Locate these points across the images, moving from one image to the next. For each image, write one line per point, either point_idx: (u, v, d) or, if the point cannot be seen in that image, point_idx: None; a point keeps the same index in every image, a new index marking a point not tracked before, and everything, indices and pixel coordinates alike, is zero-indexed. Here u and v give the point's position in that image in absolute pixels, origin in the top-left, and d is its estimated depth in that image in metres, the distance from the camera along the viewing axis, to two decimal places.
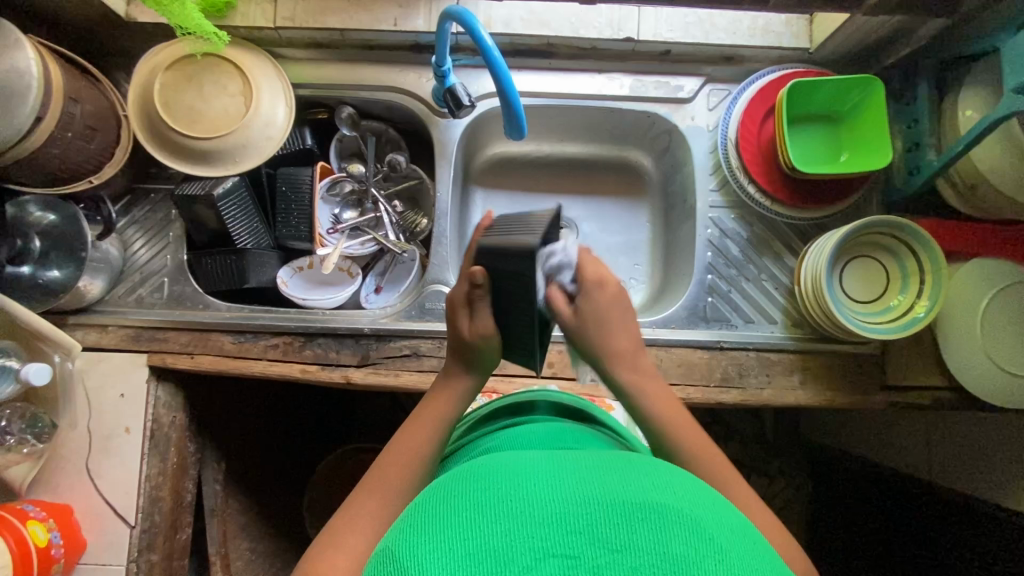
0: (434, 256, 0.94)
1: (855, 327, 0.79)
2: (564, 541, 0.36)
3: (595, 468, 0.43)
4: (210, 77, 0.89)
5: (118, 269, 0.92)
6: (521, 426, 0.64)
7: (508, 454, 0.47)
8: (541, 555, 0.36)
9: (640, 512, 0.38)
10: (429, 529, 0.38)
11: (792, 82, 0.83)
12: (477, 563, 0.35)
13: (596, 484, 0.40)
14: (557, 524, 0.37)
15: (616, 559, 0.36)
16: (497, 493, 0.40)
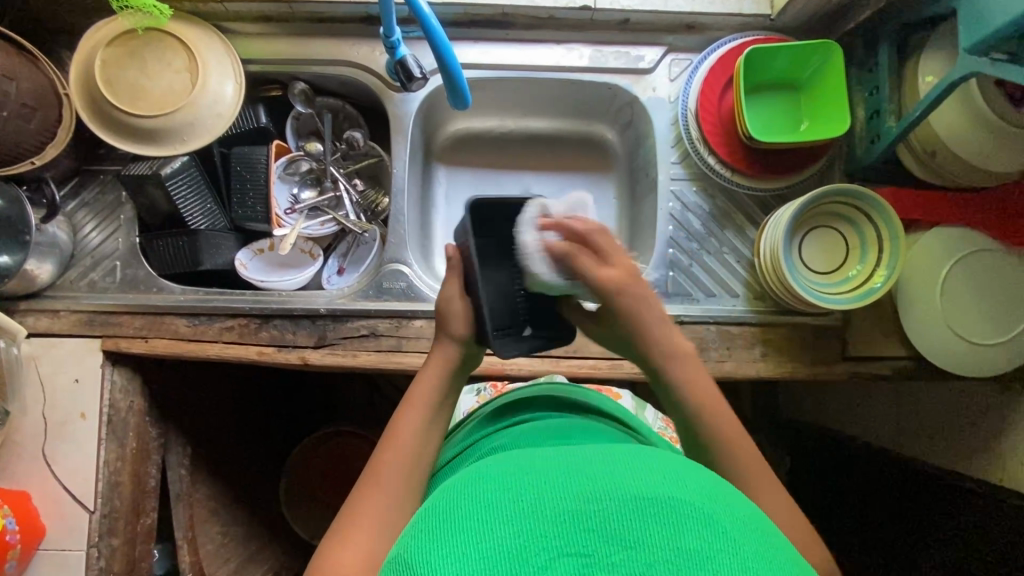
0: (392, 235, 0.93)
1: (812, 298, 0.79)
2: (575, 541, 0.41)
3: (601, 467, 0.47)
4: (153, 53, 0.86)
5: (69, 253, 0.90)
6: (525, 425, 0.67)
7: (517, 457, 0.52)
8: (557, 554, 0.40)
9: (646, 509, 0.43)
10: (444, 536, 0.43)
11: (749, 49, 0.82)
12: (493, 564, 0.40)
13: (602, 486, 0.45)
14: (569, 526, 0.42)
15: (631, 555, 0.40)
16: (507, 498, 0.45)
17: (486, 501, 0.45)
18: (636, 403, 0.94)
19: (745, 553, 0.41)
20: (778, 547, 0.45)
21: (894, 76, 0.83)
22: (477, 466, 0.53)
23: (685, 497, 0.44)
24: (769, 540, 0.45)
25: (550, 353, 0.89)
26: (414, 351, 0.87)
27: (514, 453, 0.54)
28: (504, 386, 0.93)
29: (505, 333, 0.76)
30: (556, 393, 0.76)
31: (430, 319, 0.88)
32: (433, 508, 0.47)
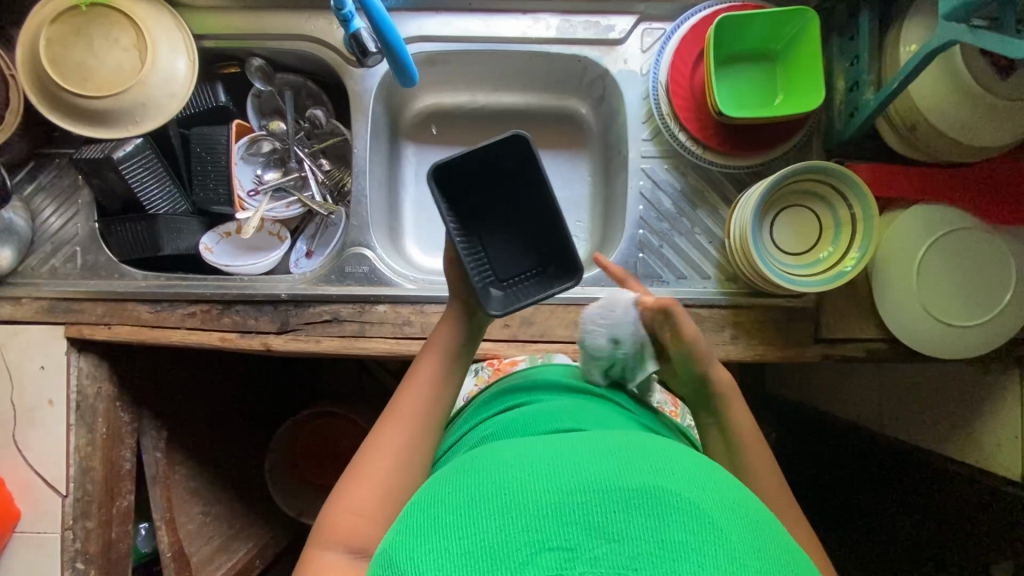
0: (354, 217, 0.90)
1: (780, 281, 0.77)
2: (558, 535, 0.41)
3: (586, 457, 0.47)
4: (99, 30, 0.83)
5: (28, 239, 0.89)
6: (521, 409, 0.66)
7: (506, 447, 0.52)
8: (538, 550, 0.41)
9: (630, 500, 0.42)
10: (427, 535, 0.43)
11: (720, 17, 0.77)
12: (474, 562, 0.40)
13: (586, 477, 0.44)
14: (552, 520, 0.42)
15: (614, 549, 0.40)
16: (491, 492, 0.45)
17: (471, 498, 0.45)
18: None
19: (732, 546, 0.41)
20: (771, 533, 0.44)
21: (874, 45, 0.79)
22: (465, 459, 0.53)
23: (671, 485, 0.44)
24: (759, 527, 0.44)
25: (516, 337, 0.87)
26: (379, 335, 0.86)
27: (504, 442, 0.54)
28: (505, 365, 0.84)
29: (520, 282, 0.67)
30: (553, 371, 0.75)
31: (394, 304, 0.87)
32: (420, 503, 0.48)
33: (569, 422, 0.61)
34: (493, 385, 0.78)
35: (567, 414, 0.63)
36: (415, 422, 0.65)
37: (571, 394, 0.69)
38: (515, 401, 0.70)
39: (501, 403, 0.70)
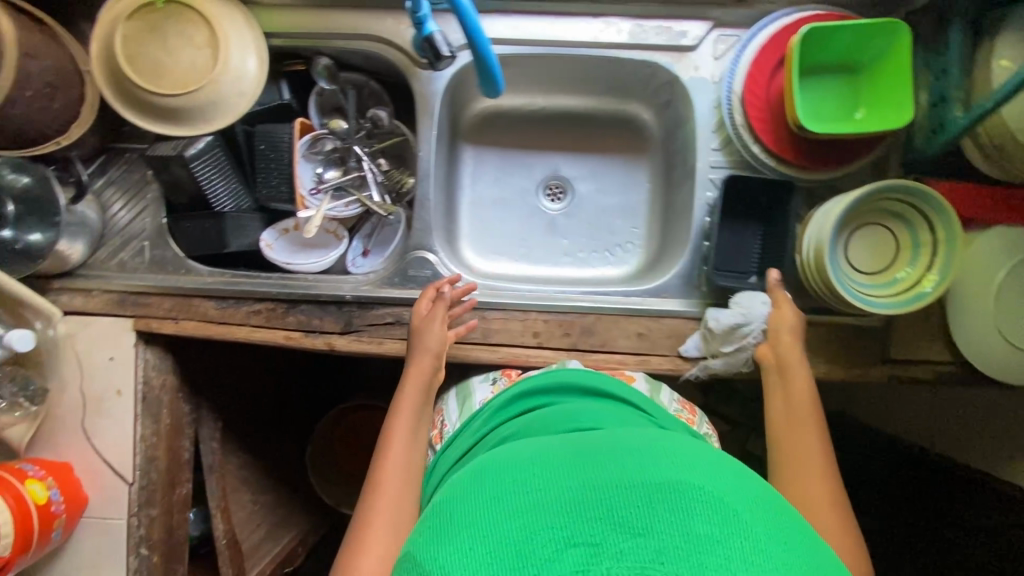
0: (418, 221, 0.91)
1: (857, 301, 0.75)
2: (583, 531, 0.43)
3: (606, 457, 0.49)
4: (173, 27, 0.82)
5: (98, 232, 0.91)
6: (542, 411, 0.68)
7: (525, 447, 0.54)
8: (564, 547, 0.42)
9: (651, 496, 0.44)
10: (455, 533, 0.45)
11: (806, 27, 0.75)
12: (502, 558, 0.42)
13: (607, 475, 0.46)
14: (576, 516, 0.44)
15: (639, 543, 0.42)
16: (513, 491, 0.47)
17: (495, 497, 0.47)
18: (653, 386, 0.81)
19: (755, 540, 0.42)
20: (789, 523, 0.46)
21: (965, 61, 0.76)
22: (486, 457, 0.55)
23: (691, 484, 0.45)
24: (778, 521, 0.45)
25: (576, 346, 0.86)
26: None
27: (522, 441, 0.56)
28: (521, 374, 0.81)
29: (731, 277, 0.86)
30: (576, 371, 0.76)
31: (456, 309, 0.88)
32: (448, 503, 0.50)
33: (586, 423, 0.63)
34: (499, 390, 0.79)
35: (587, 414, 0.65)
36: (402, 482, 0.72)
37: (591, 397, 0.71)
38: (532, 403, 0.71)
39: (519, 402, 0.72)
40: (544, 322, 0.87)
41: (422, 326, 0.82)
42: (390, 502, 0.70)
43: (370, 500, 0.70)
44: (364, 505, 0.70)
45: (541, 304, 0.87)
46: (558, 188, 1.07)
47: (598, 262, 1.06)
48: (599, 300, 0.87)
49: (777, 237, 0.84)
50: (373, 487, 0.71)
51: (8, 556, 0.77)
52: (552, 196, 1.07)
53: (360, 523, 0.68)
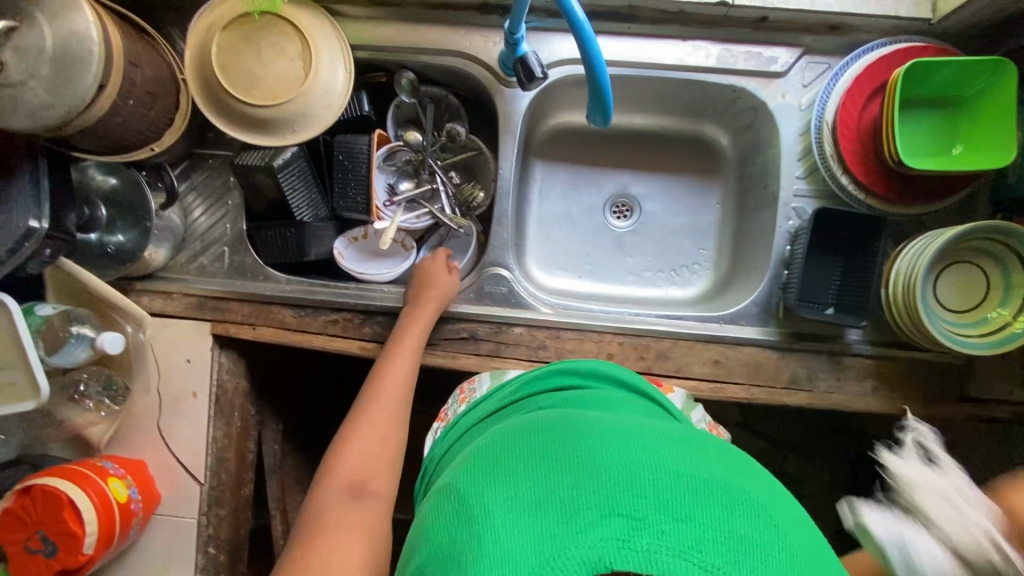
0: (494, 238, 0.91)
1: (948, 341, 0.74)
2: (627, 504, 0.43)
3: (655, 444, 0.50)
4: (267, 37, 0.81)
5: (181, 236, 0.92)
6: (582, 391, 0.69)
7: (570, 418, 0.55)
8: (607, 513, 0.43)
9: (699, 490, 0.45)
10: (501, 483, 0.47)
11: (913, 60, 0.73)
12: (545, 512, 0.44)
13: (658, 460, 0.47)
14: (622, 489, 0.44)
15: (681, 528, 0.42)
16: (562, 454, 0.48)
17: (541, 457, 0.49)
18: (687, 400, 0.80)
19: (791, 554, 0.43)
20: (820, 547, 0.47)
21: None
22: (532, 420, 0.56)
23: (735, 488, 0.46)
24: (809, 542, 0.46)
25: (650, 370, 0.86)
26: (514, 356, 0.87)
27: (565, 413, 0.57)
28: None
29: (809, 305, 0.86)
30: (616, 367, 0.77)
31: (531, 327, 0.88)
32: (493, 456, 0.51)
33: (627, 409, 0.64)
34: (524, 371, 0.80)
35: (627, 404, 0.66)
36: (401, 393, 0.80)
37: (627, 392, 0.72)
38: (564, 384, 0.72)
39: (550, 381, 0.72)
40: (619, 344, 0.87)
41: (425, 278, 0.87)
42: (383, 413, 0.77)
43: (364, 408, 0.78)
44: (359, 413, 0.77)
45: (617, 326, 0.87)
46: (625, 207, 1.07)
47: (663, 282, 1.04)
48: (675, 325, 0.87)
49: (860, 271, 0.83)
50: (368, 399, 0.78)
51: (90, 554, 0.79)
52: (619, 213, 1.07)
53: (352, 426, 0.76)
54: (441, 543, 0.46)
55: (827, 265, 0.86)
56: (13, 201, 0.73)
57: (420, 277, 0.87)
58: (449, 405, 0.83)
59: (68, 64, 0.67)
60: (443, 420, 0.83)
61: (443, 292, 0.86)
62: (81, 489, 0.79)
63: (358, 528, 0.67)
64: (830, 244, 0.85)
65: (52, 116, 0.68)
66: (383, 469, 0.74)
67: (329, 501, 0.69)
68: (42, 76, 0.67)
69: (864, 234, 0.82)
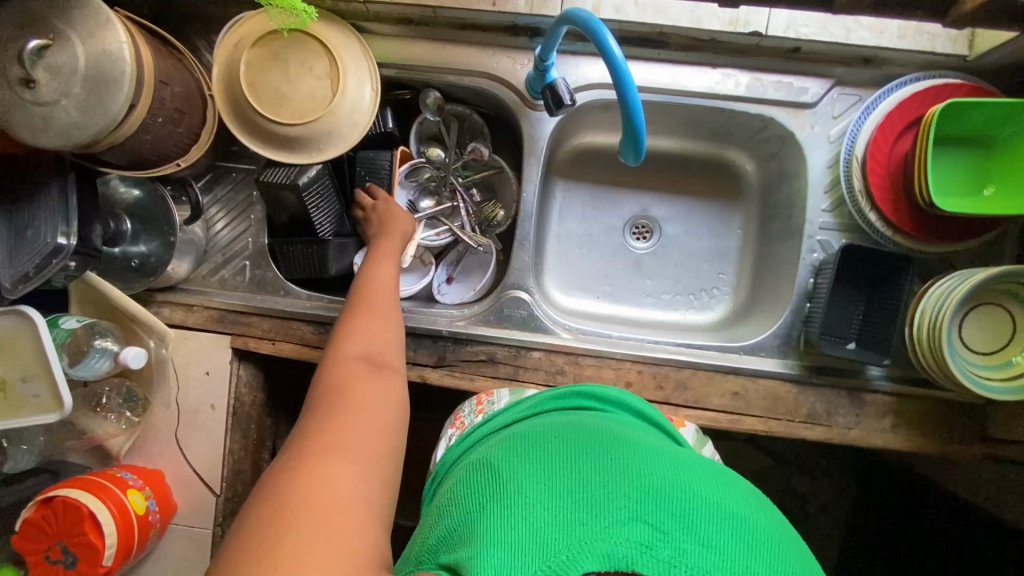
0: (516, 261, 0.91)
1: (981, 388, 0.74)
2: (655, 516, 0.48)
3: (685, 472, 0.54)
4: (296, 56, 0.81)
5: (203, 249, 0.93)
6: (610, 409, 0.72)
7: (612, 434, 0.60)
8: (636, 520, 0.48)
9: (721, 520, 0.49)
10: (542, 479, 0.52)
11: (948, 99, 0.73)
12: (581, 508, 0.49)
13: (686, 486, 0.52)
14: (651, 505, 0.49)
15: (703, 551, 0.47)
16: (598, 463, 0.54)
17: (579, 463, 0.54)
18: (698, 436, 0.80)
19: None
20: None
21: None
22: (569, 428, 0.61)
23: (752, 525, 0.50)
24: None
25: (669, 400, 0.86)
26: (532, 381, 0.87)
27: (607, 428, 0.62)
28: None
29: (831, 339, 0.85)
30: (634, 396, 0.76)
31: (550, 352, 0.88)
32: (531, 454, 0.57)
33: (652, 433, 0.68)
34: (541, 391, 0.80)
35: (650, 429, 0.69)
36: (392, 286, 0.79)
37: (647, 418, 0.73)
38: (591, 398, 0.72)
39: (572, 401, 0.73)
40: (637, 373, 0.87)
41: (388, 213, 0.87)
42: (384, 306, 0.76)
43: (360, 303, 0.75)
44: (355, 309, 0.75)
45: (636, 354, 0.87)
46: (645, 228, 1.06)
47: (681, 306, 1.04)
48: (695, 355, 0.87)
49: (884, 307, 0.83)
50: (361, 297, 0.76)
51: (108, 566, 0.80)
52: (639, 235, 1.06)
53: (352, 319, 0.73)
54: (479, 516, 0.52)
55: (850, 299, 0.85)
56: (43, 216, 0.73)
57: (381, 218, 0.87)
58: (464, 412, 0.82)
59: (101, 84, 0.67)
60: (458, 427, 0.81)
61: (403, 227, 0.86)
62: (100, 501, 0.80)
63: (380, 397, 0.65)
64: (854, 281, 0.85)
65: (83, 136, 0.68)
66: (393, 350, 0.72)
67: (347, 374, 0.66)
68: (75, 96, 0.67)
69: (887, 272, 0.82)
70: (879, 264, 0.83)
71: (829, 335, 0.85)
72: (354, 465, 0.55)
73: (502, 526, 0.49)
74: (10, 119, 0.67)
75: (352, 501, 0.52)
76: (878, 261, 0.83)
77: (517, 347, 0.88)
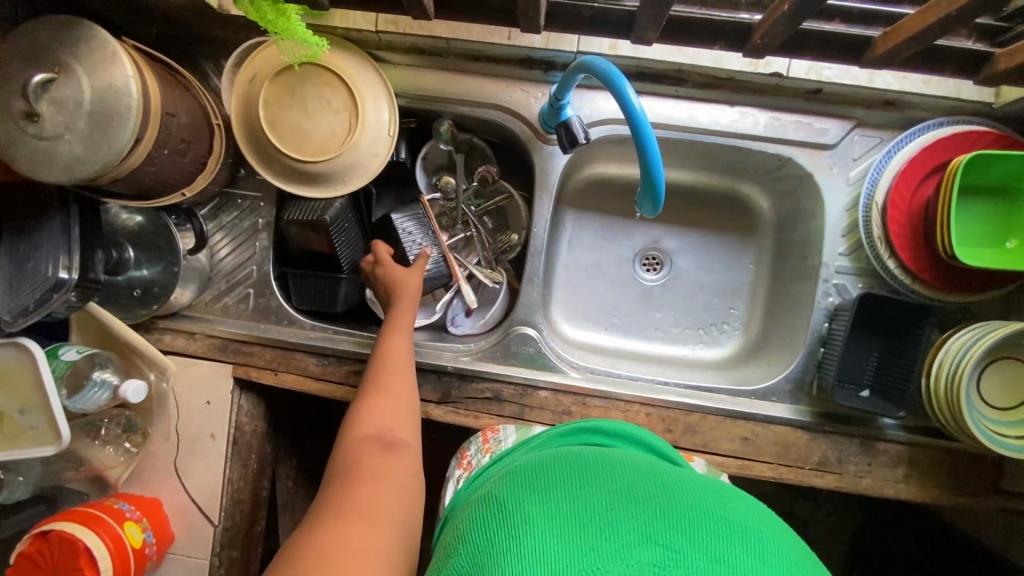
0: (524, 296, 0.90)
1: (999, 447, 0.72)
2: (666, 535, 0.44)
3: (692, 488, 0.50)
4: (313, 91, 0.80)
5: (206, 275, 0.91)
6: (618, 438, 0.68)
7: (618, 458, 0.55)
8: (644, 539, 0.43)
9: (734, 533, 0.44)
10: (540, 495, 0.48)
11: (974, 151, 0.71)
12: (582, 528, 0.44)
13: (695, 501, 0.47)
14: (658, 520, 0.45)
15: (717, 567, 0.42)
16: (601, 481, 0.49)
17: (579, 481, 0.49)
18: (710, 467, 0.79)
19: None
20: None
21: None
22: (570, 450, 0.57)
23: (772, 541, 0.45)
24: None
25: (677, 443, 0.84)
26: (537, 420, 0.85)
27: (614, 452, 0.57)
28: None
29: (846, 385, 0.84)
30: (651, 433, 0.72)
31: (556, 391, 0.86)
32: (528, 473, 0.53)
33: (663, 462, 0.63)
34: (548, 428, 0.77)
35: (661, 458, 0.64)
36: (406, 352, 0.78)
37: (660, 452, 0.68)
38: (601, 435, 0.68)
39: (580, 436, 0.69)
40: (645, 414, 0.85)
41: (392, 277, 0.85)
42: (398, 381, 0.75)
43: (375, 385, 0.74)
44: (367, 388, 0.74)
45: (644, 395, 0.85)
46: (656, 260, 1.04)
47: (691, 341, 1.02)
48: (704, 399, 0.85)
49: (901, 354, 0.81)
50: (374, 378, 0.75)
51: None
52: (649, 267, 1.04)
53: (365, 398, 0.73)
54: (477, 545, 0.46)
55: (868, 344, 0.83)
56: (44, 247, 0.71)
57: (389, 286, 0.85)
58: (471, 451, 0.80)
59: (106, 119, 0.66)
60: (465, 469, 0.79)
61: (413, 286, 0.84)
62: (96, 534, 0.78)
63: (395, 472, 0.63)
64: (871, 325, 0.83)
65: (86, 170, 0.66)
66: (407, 428, 0.71)
67: (359, 452, 0.65)
68: (79, 130, 0.65)
69: (905, 317, 0.80)
70: (898, 312, 0.81)
71: (844, 376, 0.83)
72: (371, 534, 0.54)
73: (501, 553, 0.44)
74: (13, 152, 0.65)
75: (370, 565, 0.51)
76: (896, 310, 0.81)
77: (523, 385, 0.87)
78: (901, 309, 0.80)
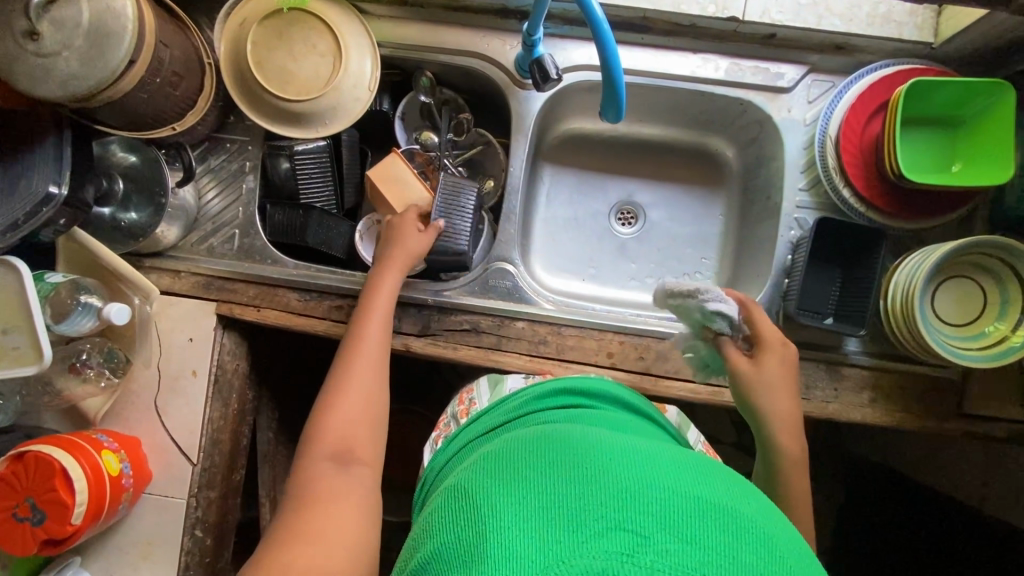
0: (502, 233, 0.93)
1: (951, 355, 0.74)
2: (634, 520, 0.41)
3: (665, 463, 0.47)
4: (299, 32, 0.85)
5: (193, 217, 0.94)
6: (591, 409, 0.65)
7: (592, 433, 0.53)
8: (612, 526, 0.41)
9: (706, 512, 0.42)
10: (510, 492, 0.45)
11: (913, 80, 0.77)
12: (549, 520, 0.42)
13: (667, 479, 0.45)
14: (628, 504, 0.42)
15: (687, 549, 0.40)
16: (569, 467, 0.46)
17: (548, 472, 0.47)
18: (682, 420, 0.83)
19: None
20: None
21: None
22: (540, 432, 0.55)
23: (746, 517, 0.43)
24: None
25: (649, 370, 0.87)
26: (514, 350, 0.88)
27: (590, 427, 0.55)
28: None
29: (808, 313, 0.88)
30: (608, 386, 0.72)
31: (533, 321, 0.89)
32: (498, 465, 0.50)
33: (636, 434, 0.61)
34: (527, 385, 0.76)
35: (638, 429, 0.63)
36: (370, 356, 0.75)
37: (640, 418, 0.69)
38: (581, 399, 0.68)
39: (556, 401, 0.67)
40: (618, 343, 0.88)
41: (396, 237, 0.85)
42: (362, 390, 0.72)
43: (336, 392, 0.71)
44: (329, 394, 0.72)
45: (618, 326, 0.88)
46: (630, 214, 1.08)
47: None
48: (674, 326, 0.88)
49: (859, 281, 0.85)
50: (328, 401, 0.71)
51: (78, 525, 0.78)
52: (624, 220, 1.08)
53: (328, 402, 0.71)
54: (442, 546, 0.44)
55: (828, 270, 0.88)
56: (37, 167, 0.75)
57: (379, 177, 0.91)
58: (449, 414, 0.83)
59: (102, 39, 0.69)
60: (443, 431, 0.82)
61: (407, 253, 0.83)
62: (74, 458, 0.78)
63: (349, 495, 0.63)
64: (829, 254, 0.88)
65: (81, 87, 0.70)
66: (369, 427, 0.70)
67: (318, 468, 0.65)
68: (77, 48, 0.69)
69: (858, 244, 0.85)
70: (856, 240, 0.85)
71: (806, 301, 0.88)
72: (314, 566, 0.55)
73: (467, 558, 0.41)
74: (12, 67, 0.69)
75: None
76: (852, 239, 0.86)
77: (501, 318, 0.89)
78: (861, 239, 0.85)
